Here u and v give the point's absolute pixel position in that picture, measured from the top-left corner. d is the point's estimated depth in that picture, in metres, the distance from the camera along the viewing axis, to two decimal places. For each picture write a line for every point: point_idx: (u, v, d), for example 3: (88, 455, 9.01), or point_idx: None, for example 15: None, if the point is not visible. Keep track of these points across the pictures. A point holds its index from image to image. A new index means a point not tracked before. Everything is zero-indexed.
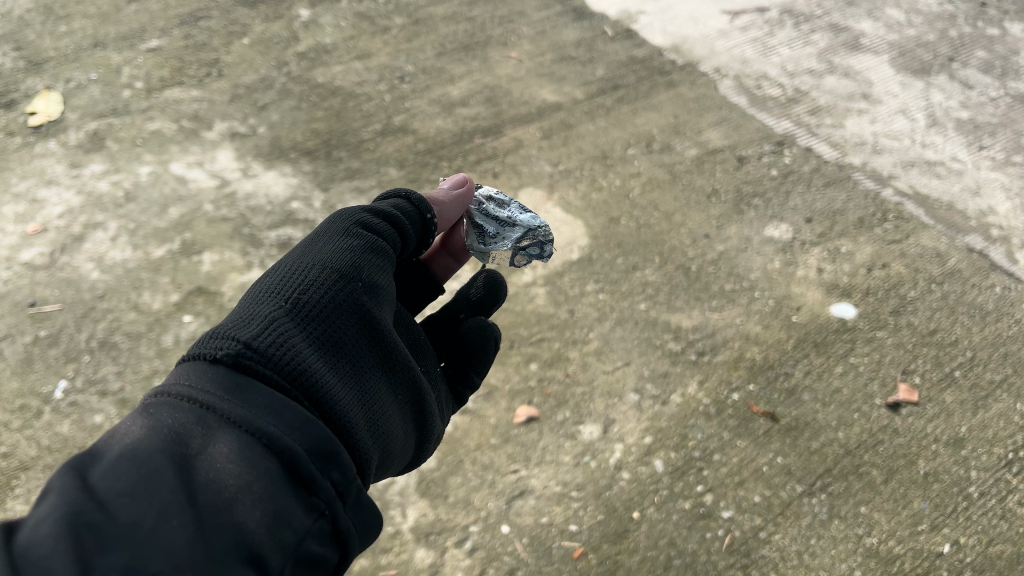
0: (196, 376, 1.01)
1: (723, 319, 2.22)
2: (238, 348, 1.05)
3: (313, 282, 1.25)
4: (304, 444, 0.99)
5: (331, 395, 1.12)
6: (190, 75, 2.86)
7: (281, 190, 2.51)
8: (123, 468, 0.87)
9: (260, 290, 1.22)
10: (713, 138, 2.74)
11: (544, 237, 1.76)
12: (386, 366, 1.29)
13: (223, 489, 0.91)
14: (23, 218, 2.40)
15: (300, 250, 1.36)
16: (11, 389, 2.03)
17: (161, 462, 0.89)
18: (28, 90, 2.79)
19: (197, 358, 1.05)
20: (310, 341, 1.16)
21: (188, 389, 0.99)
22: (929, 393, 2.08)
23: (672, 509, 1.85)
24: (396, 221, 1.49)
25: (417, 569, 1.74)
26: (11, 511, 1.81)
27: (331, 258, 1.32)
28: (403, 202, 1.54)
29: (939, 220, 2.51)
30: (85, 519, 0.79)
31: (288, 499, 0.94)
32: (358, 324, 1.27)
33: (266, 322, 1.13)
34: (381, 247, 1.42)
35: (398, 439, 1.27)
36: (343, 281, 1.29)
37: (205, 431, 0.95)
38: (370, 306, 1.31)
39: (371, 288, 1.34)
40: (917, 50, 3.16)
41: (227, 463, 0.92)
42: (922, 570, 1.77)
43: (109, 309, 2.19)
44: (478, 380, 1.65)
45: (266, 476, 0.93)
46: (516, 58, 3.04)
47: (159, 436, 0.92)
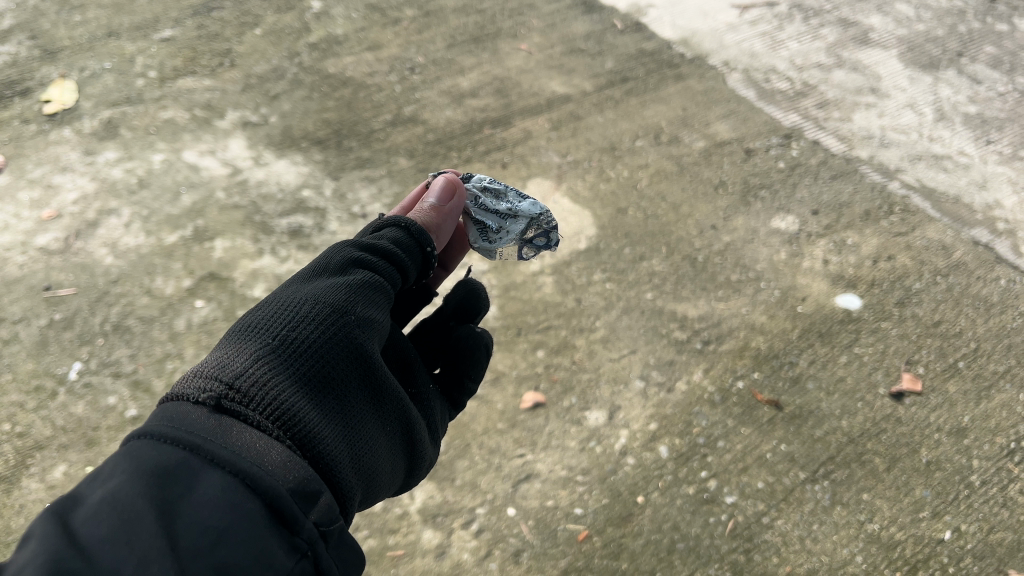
0: (175, 418, 0.96)
1: (728, 309, 2.24)
2: (222, 390, 1.01)
3: (306, 315, 1.19)
4: (286, 485, 0.93)
5: (313, 437, 1.06)
6: (203, 65, 2.90)
7: (292, 179, 2.54)
8: (103, 512, 0.80)
9: (248, 324, 1.16)
10: (721, 131, 2.75)
11: (546, 223, 1.82)
12: (374, 402, 1.23)
13: (206, 530, 0.83)
14: (38, 204, 2.43)
15: (294, 284, 1.30)
16: (26, 370, 2.06)
17: (143, 503, 0.82)
18: (43, 78, 2.82)
19: (178, 398, 1.00)
20: (296, 381, 1.10)
21: (169, 430, 0.92)
22: (932, 383, 2.10)
23: (676, 494, 1.87)
24: (395, 257, 1.42)
25: (424, 549, 1.77)
26: (25, 489, 1.84)
27: (325, 291, 1.25)
28: (404, 235, 1.47)
29: (945, 213, 2.52)
30: (62, 567, 0.73)
31: (271, 540, 0.87)
32: (349, 359, 1.20)
33: (250, 363, 1.07)
34: (377, 282, 1.35)
35: (381, 472, 1.21)
36: (339, 315, 1.22)
37: (189, 473, 0.87)
38: (364, 340, 1.24)
39: (367, 321, 1.27)
40: (925, 45, 3.16)
41: (209, 502, 0.85)
42: (923, 556, 1.79)
43: (122, 293, 2.23)
44: (473, 386, 1.60)
45: (249, 516, 0.86)
46: (526, 50, 3.06)
47: (140, 475, 0.85)
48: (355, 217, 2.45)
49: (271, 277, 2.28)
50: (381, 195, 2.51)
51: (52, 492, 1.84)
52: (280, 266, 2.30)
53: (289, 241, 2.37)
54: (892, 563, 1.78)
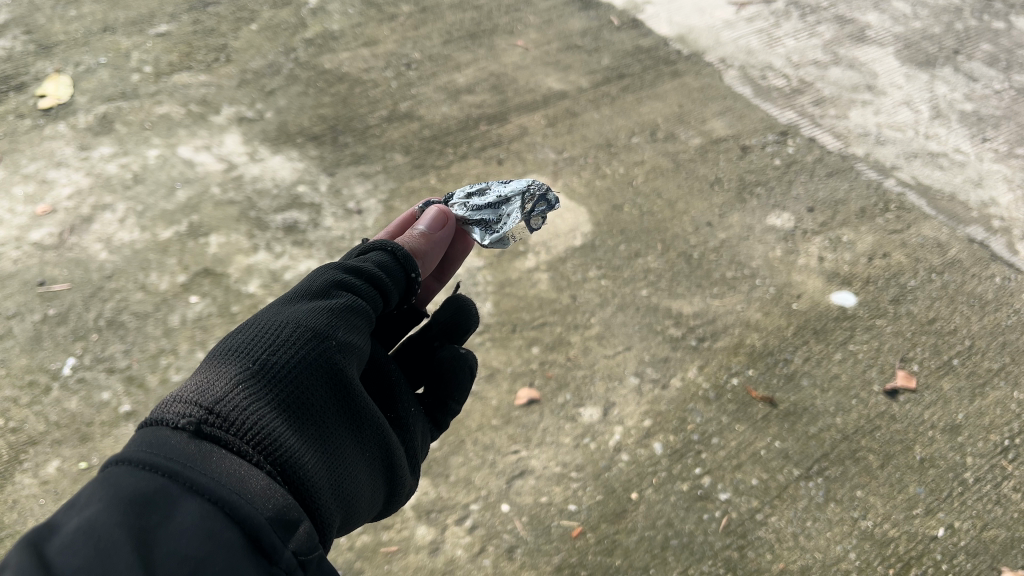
0: (152, 443, 0.94)
1: (723, 306, 2.24)
2: (201, 416, 1.00)
3: (287, 340, 1.19)
4: (266, 514, 0.93)
5: (292, 463, 1.06)
6: (198, 60, 2.89)
7: (287, 174, 2.54)
8: (79, 542, 0.78)
9: (228, 348, 1.15)
10: (717, 128, 2.75)
11: (538, 187, 1.77)
12: (353, 426, 1.23)
13: (185, 560, 0.82)
14: (33, 199, 2.43)
15: (276, 307, 1.29)
16: (20, 365, 2.06)
17: (121, 534, 0.80)
18: (38, 73, 2.81)
19: (156, 422, 0.99)
20: (275, 406, 1.10)
21: (148, 455, 0.90)
22: (927, 381, 2.10)
23: (670, 490, 1.87)
24: (378, 281, 1.43)
25: (417, 545, 1.77)
26: (19, 484, 1.84)
27: (306, 315, 1.25)
28: (389, 259, 1.49)
29: (941, 211, 2.52)
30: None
31: (250, 570, 0.85)
32: (328, 385, 1.20)
33: (230, 388, 1.07)
34: (359, 306, 1.36)
35: (360, 496, 1.20)
36: (319, 339, 1.22)
37: (168, 500, 0.86)
38: (344, 364, 1.24)
39: (349, 346, 1.27)
40: (922, 43, 3.16)
41: (188, 531, 0.84)
42: (916, 553, 1.79)
43: (117, 289, 2.22)
44: (457, 407, 1.57)
45: (227, 545, 0.86)
46: (522, 46, 3.05)
47: (118, 502, 0.83)
48: (351, 213, 2.44)
49: (266, 272, 2.27)
50: (376, 191, 2.50)
51: (45, 487, 1.84)
52: (275, 262, 2.30)
53: (284, 236, 2.36)
54: (886, 560, 1.78)
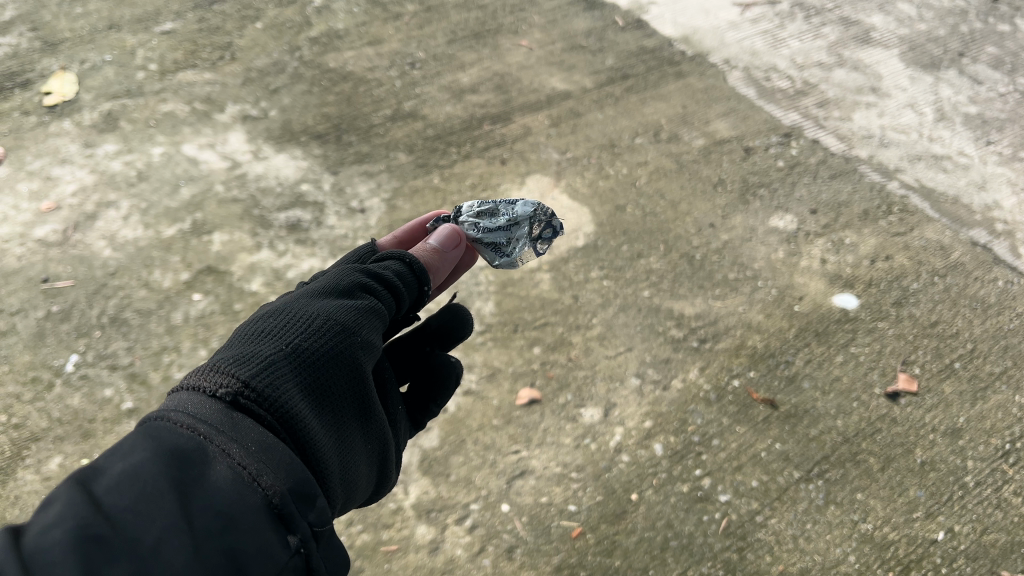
0: (188, 407, 0.96)
1: (725, 307, 2.24)
2: (239, 387, 1.00)
3: (317, 328, 1.19)
4: (286, 484, 0.93)
5: (313, 446, 1.06)
6: (203, 58, 2.89)
7: (291, 173, 2.54)
8: (125, 484, 0.83)
9: (261, 330, 1.16)
10: (721, 129, 2.75)
11: (545, 213, 1.79)
12: (364, 420, 1.23)
13: (216, 516, 0.85)
14: (37, 195, 2.43)
15: (305, 296, 1.30)
16: (23, 361, 2.07)
17: (162, 482, 0.84)
18: (43, 70, 2.82)
19: (194, 389, 0.99)
20: (302, 389, 1.10)
21: (186, 417, 0.93)
22: (928, 384, 2.10)
23: (670, 491, 1.87)
24: (396, 288, 1.42)
25: (417, 545, 1.77)
26: (21, 481, 1.85)
27: (336, 309, 1.25)
28: (405, 269, 1.47)
29: (944, 214, 2.52)
30: (91, 534, 0.77)
31: (269, 535, 0.88)
32: (350, 378, 1.20)
33: (265, 364, 1.07)
34: (380, 309, 1.36)
35: (360, 485, 1.20)
36: (345, 334, 1.22)
37: (202, 459, 0.89)
38: (364, 361, 1.24)
39: (369, 345, 1.27)
40: (927, 45, 3.16)
41: (220, 490, 0.87)
42: (916, 556, 1.79)
43: (120, 286, 2.23)
44: (437, 410, 1.56)
45: (253, 508, 0.88)
46: (527, 46, 3.05)
47: (160, 455, 0.87)
48: (354, 212, 2.45)
49: (269, 271, 2.28)
50: (380, 190, 2.51)
51: (47, 483, 1.85)
52: (278, 261, 2.30)
53: (287, 235, 2.37)
54: (885, 563, 1.78)
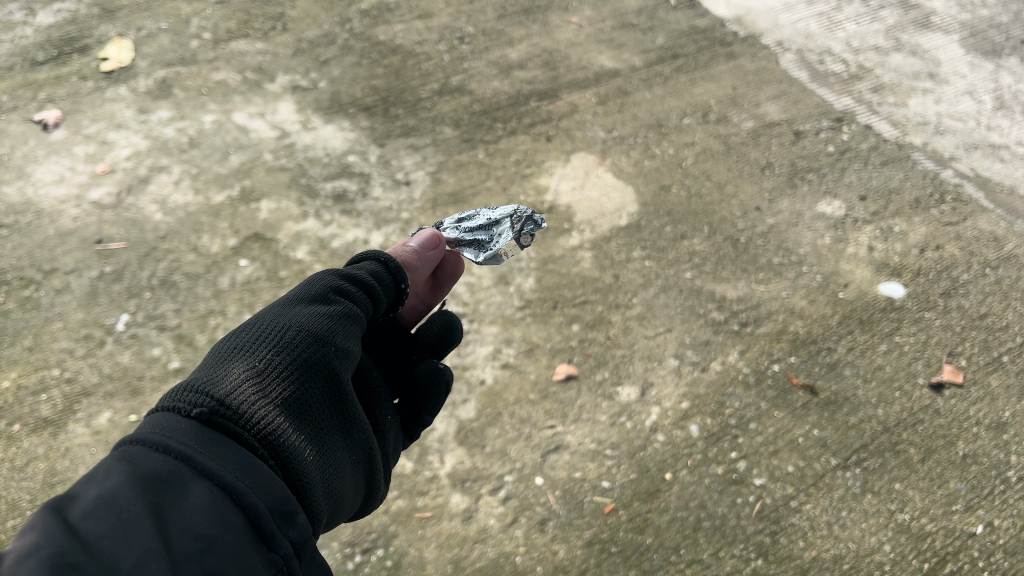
0: (165, 425, 0.98)
1: (768, 292, 2.22)
2: (213, 405, 1.02)
3: (291, 340, 1.22)
4: (268, 503, 0.96)
5: (291, 460, 1.08)
6: (256, 28, 2.93)
7: (338, 144, 2.57)
8: (101, 511, 0.84)
9: (234, 346, 1.18)
10: (771, 111, 2.71)
11: (525, 211, 1.79)
12: (346, 430, 1.25)
13: (196, 537, 0.87)
14: (93, 158, 2.49)
15: (279, 307, 1.32)
16: (77, 319, 2.13)
17: (139, 507, 0.86)
18: (100, 36, 2.87)
19: (168, 410, 1.00)
20: (280, 402, 1.12)
21: (161, 438, 0.94)
22: (974, 376, 2.06)
23: (704, 472, 1.88)
24: (372, 289, 1.46)
25: (451, 513, 1.80)
26: (72, 434, 1.91)
27: (309, 319, 1.28)
28: (381, 268, 1.52)
29: (999, 205, 2.47)
30: (68, 561, 0.77)
31: (250, 555, 0.90)
32: (327, 386, 1.23)
33: (240, 383, 1.10)
34: (355, 314, 1.39)
35: (346, 496, 1.22)
36: (320, 343, 1.25)
37: (180, 482, 0.91)
38: (341, 369, 1.27)
39: (345, 351, 1.30)
40: (988, 31, 3.07)
41: (198, 510, 0.89)
42: (953, 548, 1.78)
43: (170, 250, 2.28)
44: (428, 419, 1.58)
45: (233, 529, 0.90)
46: (576, 23, 3.03)
47: (136, 479, 0.88)
48: (399, 184, 2.47)
49: (315, 240, 2.31)
50: (425, 163, 2.52)
51: (97, 437, 1.91)
52: (324, 230, 2.33)
53: (333, 205, 2.40)
54: (921, 554, 1.77)
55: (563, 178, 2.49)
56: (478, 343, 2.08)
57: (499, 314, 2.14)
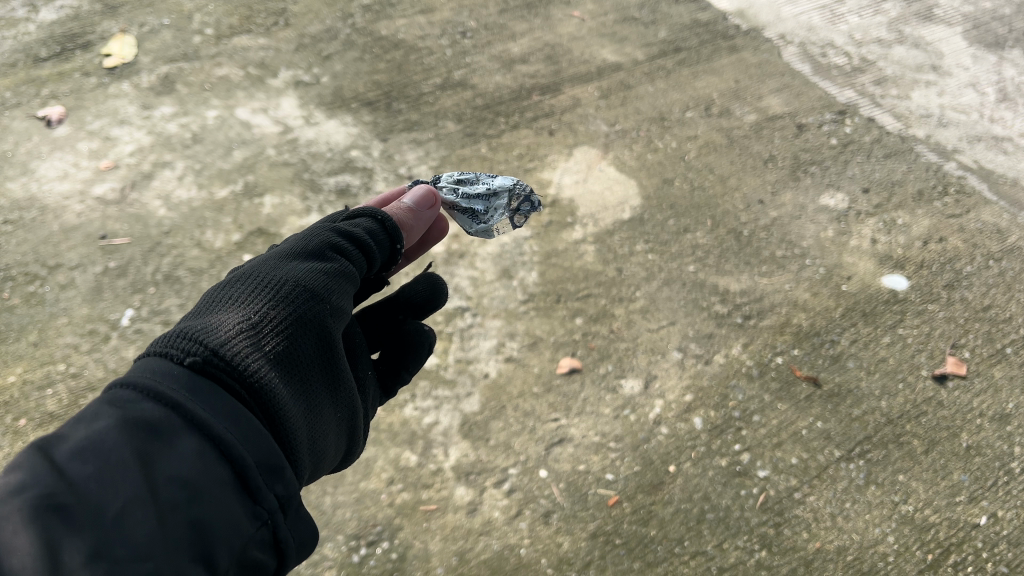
0: (158, 370, 0.98)
1: (771, 284, 2.22)
2: (208, 353, 1.02)
3: (285, 294, 1.21)
4: (256, 456, 0.97)
5: (284, 413, 1.08)
6: (258, 24, 2.93)
7: (341, 138, 2.57)
8: (87, 453, 0.87)
9: (228, 297, 1.18)
10: (774, 105, 2.71)
11: (524, 189, 1.82)
12: (334, 387, 1.26)
13: (183, 485, 0.89)
14: (97, 154, 2.50)
15: (273, 260, 1.31)
16: (82, 314, 2.13)
17: (126, 452, 0.88)
18: (103, 32, 2.87)
19: (162, 355, 1.00)
20: (274, 355, 1.12)
21: (153, 383, 0.95)
22: (977, 368, 2.07)
23: (708, 465, 1.88)
24: (366, 248, 1.46)
25: (456, 506, 1.80)
26: None
27: (304, 274, 1.28)
28: (376, 227, 1.51)
29: (1002, 196, 2.47)
30: (53, 503, 0.82)
31: (234, 508, 0.92)
32: (320, 341, 1.23)
33: (236, 332, 1.09)
34: (348, 272, 1.39)
35: (330, 453, 1.23)
36: (313, 299, 1.25)
37: (170, 429, 0.92)
38: (332, 326, 1.27)
39: (337, 309, 1.30)
40: (991, 24, 3.07)
41: (185, 459, 0.91)
42: (957, 539, 1.78)
43: (174, 245, 2.28)
44: (408, 378, 1.60)
45: (219, 481, 0.92)
46: (579, 17, 3.03)
47: (124, 423, 0.90)
48: (402, 178, 2.47)
49: None
50: (428, 157, 2.52)
51: None
52: None
53: (336, 200, 2.40)
54: (924, 545, 1.77)
55: (566, 172, 2.49)
56: (481, 337, 2.09)
57: (503, 308, 2.14)
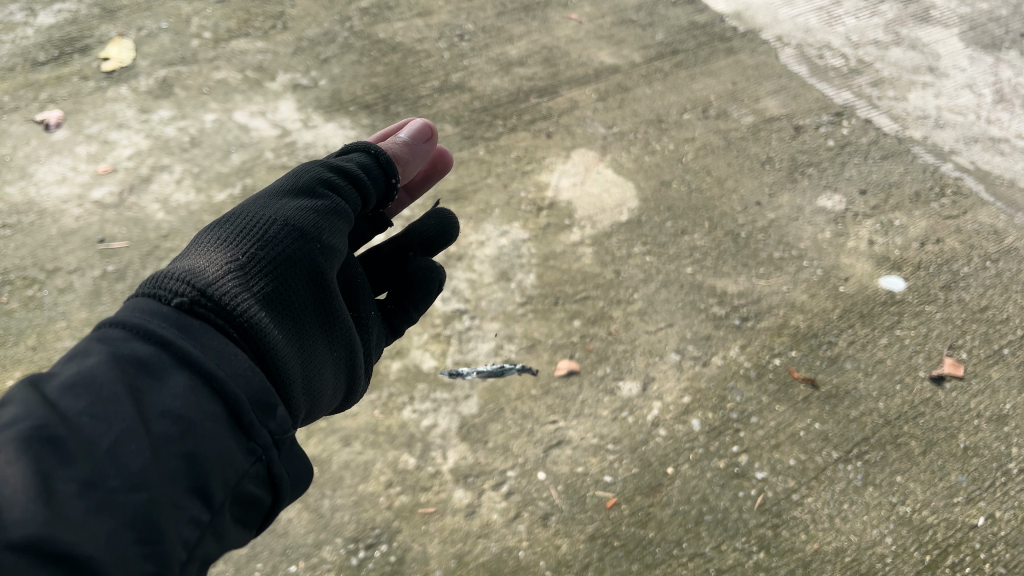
0: (145, 310, 1.07)
1: (769, 286, 2.22)
2: (195, 294, 1.11)
3: (270, 242, 1.31)
4: (246, 393, 1.06)
5: (273, 351, 1.18)
6: (256, 27, 2.93)
7: (339, 141, 2.57)
8: (81, 389, 0.95)
9: (218, 241, 1.28)
10: (771, 106, 2.72)
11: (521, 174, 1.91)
12: (323, 328, 1.37)
13: (174, 419, 0.98)
14: (95, 158, 2.50)
15: (263, 205, 1.43)
16: (80, 318, 2.13)
17: (118, 388, 0.97)
18: (101, 36, 2.87)
19: (150, 295, 1.09)
20: (260, 296, 1.23)
21: (142, 321, 1.04)
22: (974, 369, 2.07)
23: (706, 466, 1.88)
24: (359, 180, 1.61)
25: (455, 508, 1.80)
26: None
27: (291, 220, 1.39)
28: (370, 162, 1.67)
29: (999, 198, 2.47)
30: (46, 435, 0.89)
31: (227, 441, 1.01)
32: (305, 283, 1.35)
33: (223, 274, 1.19)
34: (340, 212, 1.51)
35: (322, 391, 1.35)
36: (298, 246, 1.35)
37: (160, 367, 1.01)
38: (319, 270, 1.38)
39: (325, 254, 1.41)
40: (988, 25, 3.07)
41: (177, 395, 1.00)
42: (954, 540, 1.78)
43: (172, 248, 2.29)
44: (416, 315, 1.79)
45: (210, 417, 1.01)
46: (576, 19, 3.04)
47: (116, 360, 1.00)
48: None
49: None
50: None
51: None
52: None
53: None
54: (922, 546, 1.77)
55: (563, 175, 2.50)
56: (479, 339, 2.09)
57: (501, 310, 2.15)
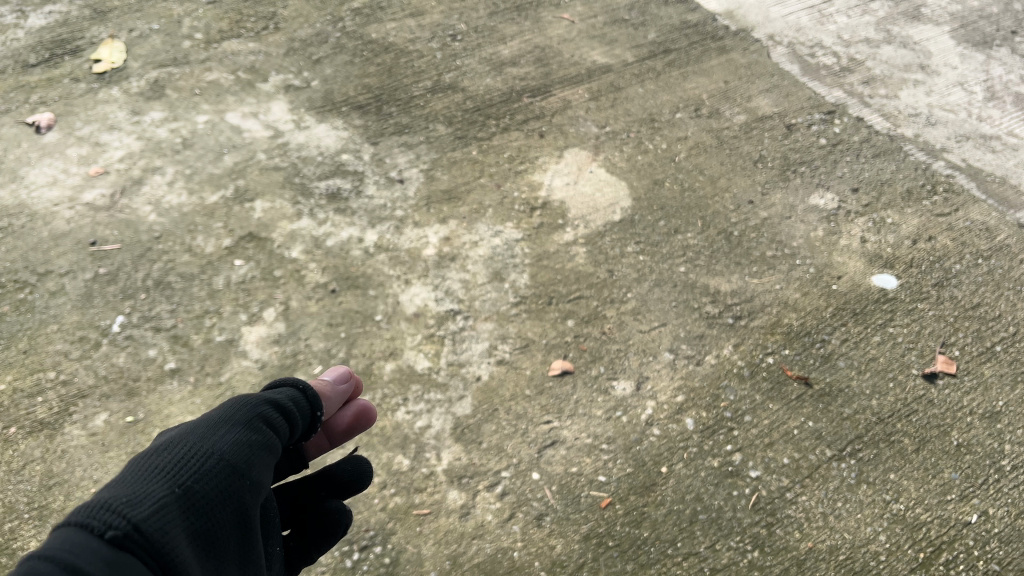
0: (74, 546, 1.02)
1: (762, 285, 2.23)
2: (124, 535, 1.06)
3: (203, 475, 1.27)
4: None
5: None
6: (248, 28, 2.93)
7: (331, 142, 2.57)
8: None
9: (151, 470, 1.23)
10: (763, 105, 2.72)
11: None
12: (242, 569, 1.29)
13: None
14: (86, 160, 2.49)
15: (200, 430, 1.38)
16: (72, 320, 2.13)
17: None
18: (92, 37, 2.87)
19: (81, 527, 1.04)
20: (185, 534, 1.17)
21: (67, 559, 0.99)
22: (967, 366, 2.07)
23: (700, 465, 1.88)
24: (291, 414, 1.52)
25: (449, 509, 1.80)
26: (68, 435, 1.91)
27: (229, 450, 1.34)
28: (301, 395, 1.58)
29: (991, 195, 2.48)
30: None
31: None
32: (231, 523, 1.28)
33: (154, 511, 1.14)
34: (273, 447, 1.45)
35: None
36: (232, 478, 1.31)
37: None
38: (248, 506, 1.33)
39: (256, 488, 1.36)
40: (979, 22, 3.08)
41: None
42: (948, 538, 1.79)
43: (164, 250, 2.28)
44: (317, 557, 1.61)
45: None
46: (568, 19, 3.04)
47: None
48: (393, 181, 2.46)
49: (309, 239, 2.31)
50: (418, 160, 2.52)
51: (94, 440, 1.90)
52: (318, 229, 2.34)
53: (327, 204, 2.40)
54: (916, 544, 1.78)
55: (556, 174, 2.49)
56: (473, 339, 2.09)
57: (494, 310, 2.15)
